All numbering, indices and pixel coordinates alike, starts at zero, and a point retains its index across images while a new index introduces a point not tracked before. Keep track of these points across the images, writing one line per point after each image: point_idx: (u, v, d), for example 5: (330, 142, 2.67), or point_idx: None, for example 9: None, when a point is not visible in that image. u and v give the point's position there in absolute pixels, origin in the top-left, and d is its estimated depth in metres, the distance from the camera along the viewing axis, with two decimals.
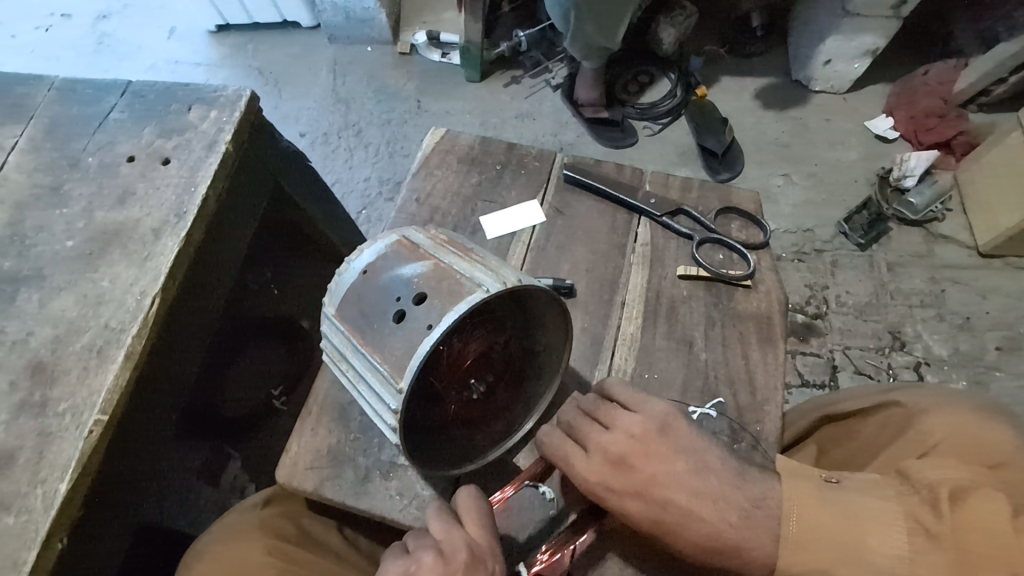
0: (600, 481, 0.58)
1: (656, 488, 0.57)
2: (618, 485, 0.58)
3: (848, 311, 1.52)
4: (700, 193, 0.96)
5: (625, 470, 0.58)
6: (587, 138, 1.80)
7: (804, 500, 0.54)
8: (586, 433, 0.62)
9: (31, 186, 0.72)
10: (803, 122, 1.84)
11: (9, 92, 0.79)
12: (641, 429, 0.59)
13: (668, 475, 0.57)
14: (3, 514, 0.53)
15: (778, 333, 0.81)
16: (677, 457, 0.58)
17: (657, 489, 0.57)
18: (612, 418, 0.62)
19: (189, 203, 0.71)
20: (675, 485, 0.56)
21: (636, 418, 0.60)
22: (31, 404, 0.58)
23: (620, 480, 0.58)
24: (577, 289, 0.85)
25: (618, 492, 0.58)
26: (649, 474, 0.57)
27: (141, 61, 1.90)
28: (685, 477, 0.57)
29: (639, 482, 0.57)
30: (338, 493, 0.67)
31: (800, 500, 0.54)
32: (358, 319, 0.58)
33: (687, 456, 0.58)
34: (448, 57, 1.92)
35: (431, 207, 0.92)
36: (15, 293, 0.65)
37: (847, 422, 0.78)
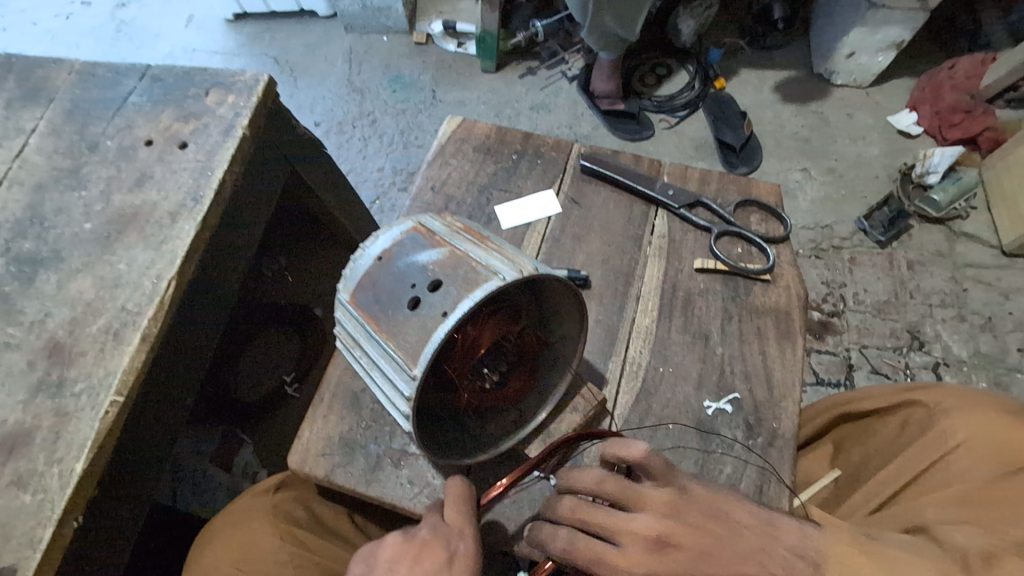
0: (591, 553, 0.55)
1: (649, 561, 0.53)
2: (610, 559, 0.54)
3: (866, 309, 1.49)
4: (718, 185, 0.94)
5: (620, 551, 0.54)
6: (603, 129, 1.78)
7: (842, 554, 0.51)
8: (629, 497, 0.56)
9: (50, 168, 0.72)
10: (823, 116, 1.81)
11: (30, 75, 0.79)
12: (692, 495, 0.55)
13: (665, 558, 0.53)
14: (19, 493, 0.54)
15: (796, 329, 0.80)
16: (683, 530, 0.53)
17: (648, 567, 0.53)
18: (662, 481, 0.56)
19: (205, 187, 0.71)
20: (672, 564, 0.52)
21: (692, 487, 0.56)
22: (49, 383, 0.59)
23: (614, 558, 0.54)
24: (592, 280, 0.84)
25: (608, 566, 0.54)
26: (644, 553, 0.53)
27: (158, 49, 1.90)
28: (690, 553, 0.53)
29: (632, 560, 0.53)
30: (349, 480, 0.67)
31: (840, 556, 0.51)
32: (373, 304, 0.57)
33: (698, 532, 0.53)
34: (464, 47, 1.91)
35: (446, 195, 0.91)
36: (34, 274, 0.65)
37: (866, 421, 0.77)
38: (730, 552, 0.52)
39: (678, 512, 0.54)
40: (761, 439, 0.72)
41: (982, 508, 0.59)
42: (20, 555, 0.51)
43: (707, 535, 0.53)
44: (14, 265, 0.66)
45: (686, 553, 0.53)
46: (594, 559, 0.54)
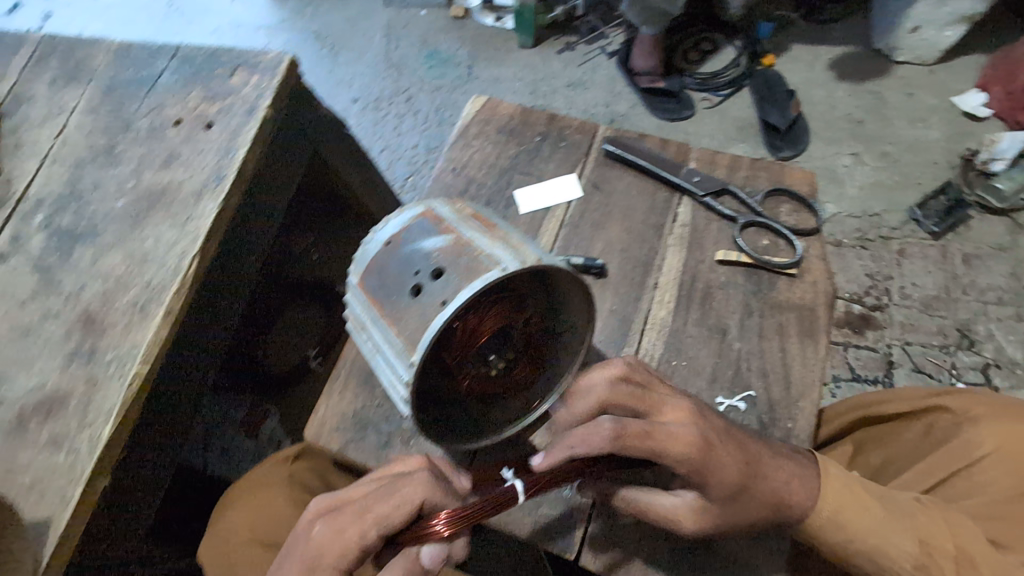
0: (643, 431, 0.53)
1: (695, 435, 0.55)
2: (660, 435, 0.54)
3: (912, 304, 1.41)
4: (749, 173, 0.90)
5: (670, 430, 0.55)
6: (640, 108, 1.73)
7: (834, 471, 0.58)
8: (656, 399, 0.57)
9: (88, 147, 0.76)
10: (879, 96, 1.69)
11: (72, 54, 0.83)
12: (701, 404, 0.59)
13: (705, 431, 0.56)
14: (55, 451, 0.58)
15: (821, 328, 0.77)
16: (707, 414, 0.58)
17: (699, 437, 0.55)
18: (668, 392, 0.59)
19: (228, 166, 0.73)
20: (713, 435, 0.56)
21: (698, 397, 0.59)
22: (82, 352, 0.63)
23: (664, 435, 0.54)
24: (609, 269, 0.82)
25: (662, 444, 0.54)
26: (690, 429, 0.55)
27: (206, 24, 1.94)
28: (720, 432, 0.56)
29: (680, 436, 0.54)
30: (360, 455, 0.70)
31: (833, 474, 0.58)
32: (379, 290, 0.58)
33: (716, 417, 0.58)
34: (501, 21, 1.88)
35: (467, 177, 0.91)
36: (72, 247, 0.69)
37: (888, 425, 0.73)
38: (748, 444, 0.57)
39: (699, 403, 0.58)
40: (775, 439, 0.71)
41: (1007, 505, 0.59)
42: (54, 510, 0.55)
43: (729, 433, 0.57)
44: (55, 239, 0.70)
45: (715, 429, 0.56)
46: (646, 441, 0.53)
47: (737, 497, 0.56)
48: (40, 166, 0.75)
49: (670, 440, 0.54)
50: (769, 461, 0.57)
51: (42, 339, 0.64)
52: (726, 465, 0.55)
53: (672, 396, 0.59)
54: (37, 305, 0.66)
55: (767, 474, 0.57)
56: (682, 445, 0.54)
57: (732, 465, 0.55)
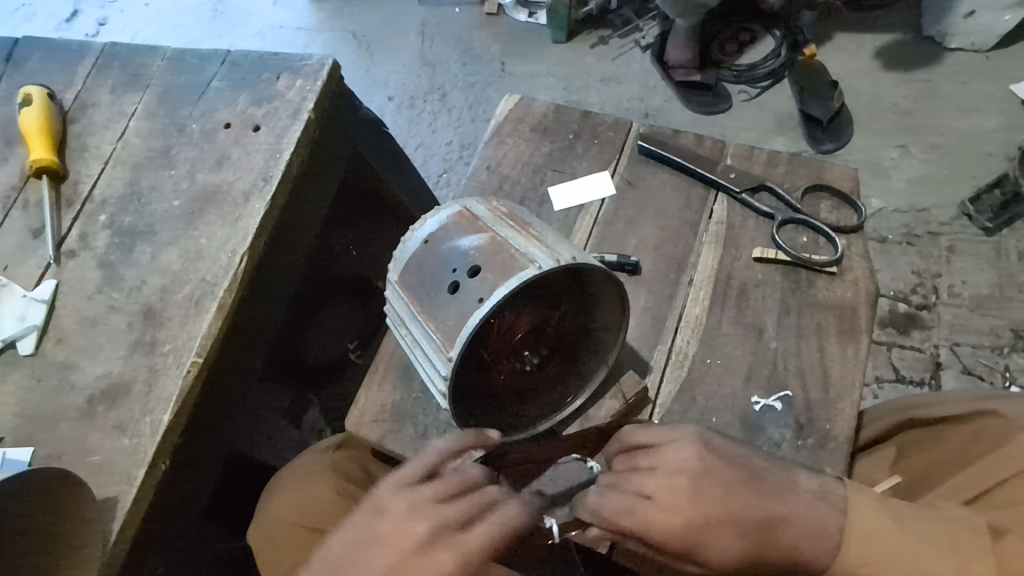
0: (624, 509, 0.54)
1: (686, 508, 0.54)
2: (643, 514, 0.54)
3: (962, 303, 1.35)
4: (788, 169, 0.88)
5: (656, 506, 0.54)
6: (675, 103, 1.70)
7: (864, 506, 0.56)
8: (641, 479, 0.56)
9: (146, 150, 0.80)
10: (929, 85, 1.62)
11: (131, 62, 0.88)
12: (688, 456, 0.56)
13: (701, 512, 0.54)
14: (121, 435, 0.63)
15: (862, 327, 0.75)
16: (710, 478, 0.55)
17: (687, 518, 0.54)
18: (656, 453, 0.57)
19: (275, 167, 0.76)
20: (712, 511, 0.54)
21: (685, 451, 0.56)
22: (144, 342, 0.68)
23: (651, 514, 0.54)
24: (643, 266, 0.82)
25: (649, 523, 0.54)
26: (681, 505, 0.54)
27: (250, 27, 2.00)
28: (719, 492, 0.55)
29: (667, 513, 0.54)
30: (398, 446, 0.72)
31: (862, 511, 0.56)
32: (417, 287, 0.60)
33: (721, 479, 0.55)
34: (534, 17, 1.88)
35: (501, 175, 0.92)
36: (133, 245, 0.74)
37: (932, 429, 0.71)
38: (751, 494, 0.56)
39: (702, 461, 0.56)
40: (812, 440, 0.70)
41: None
42: (120, 489, 0.60)
43: (727, 478, 0.56)
44: (118, 237, 0.75)
45: (714, 499, 0.55)
46: (629, 519, 0.54)
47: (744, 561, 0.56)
48: (104, 168, 0.80)
49: (655, 517, 0.54)
50: (778, 508, 0.56)
51: (107, 330, 0.69)
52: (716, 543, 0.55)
53: (669, 454, 0.57)
54: (102, 299, 0.71)
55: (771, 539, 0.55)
56: (664, 523, 0.54)
57: (726, 544, 0.55)
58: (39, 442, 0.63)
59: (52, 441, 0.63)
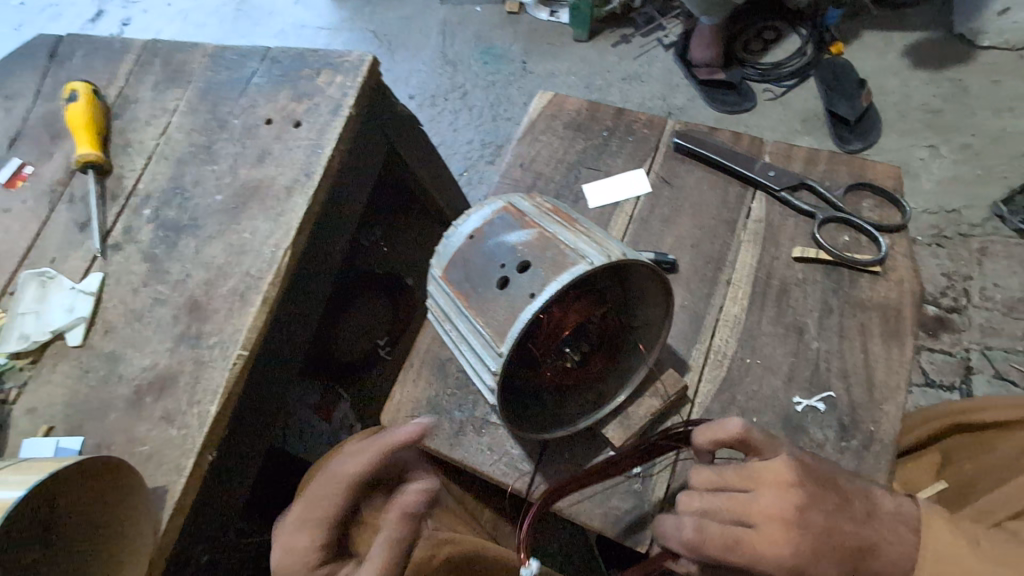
0: (728, 541, 0.52)
1: (791, 540, 0.51)
2: (747, 546, 0.52)
3: (994, 306, 1.33)
4: (827, 167, 0.87)
5: (759, 533, 0.52)
6: (700, 101, 1.69)
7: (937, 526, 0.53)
8: (739, 505, 0.54)
9: (188, 145, 0.81)
10: (960, 84, 1.59)
11: (172, 59, 0.89)
12: (789, 477, 0.53)
13: (803, 543, 0.51)
14: (168, 426, 0.64)
15: (907, 328, 0.74)
16: (811, 505, 0.52)
17: (792, 546, 0.51)
18: (752, 474, 0.54)
19: (316, 163, 0.77)
20: (814, 541, 0.51)
21: (783, 468, 0.53)
22: (190, 335, 0.69)
23: (754, 541, 0.52)
24: (680, 264, 0.82)
25: (755, 553, 0.51)
26: (783, 532, 0.51)
27: (273, 27, 2.01)
28: (822, 523, 0.52)
29: (773, 542, 0.51)
30: (434, 441, 0.72)
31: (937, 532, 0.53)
32: (463, 282, 0.60)
33: (822, 507, 0.52)
34: (556, 15, 1.88)
35: (534, 172, 0.91)
36: (177, 239, 0.75)
37: (982, 434, 0.71)
38: (848, 521, 0.53)
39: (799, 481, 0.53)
40: (856, 442, 0.69)
41: None
42: (170, 479, 0.61)
43: (828, 505, 0.53)
44: (162, 230, 0.76)
45: (813, 528, 0.52)
46: (730, 547, 0.52)
47: None
48: (147, 163, 0.81)
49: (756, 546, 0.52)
50: (869, 534, 0.53)
51: (153, 323, 0.70)
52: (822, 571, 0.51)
53: (768, 468, 0.54)
54: (147, 292, 0.72)
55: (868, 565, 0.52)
56: (769, 554, 0.51)
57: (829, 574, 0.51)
58: (89, 432, 0.65)
59: (101, 431, 0.65)
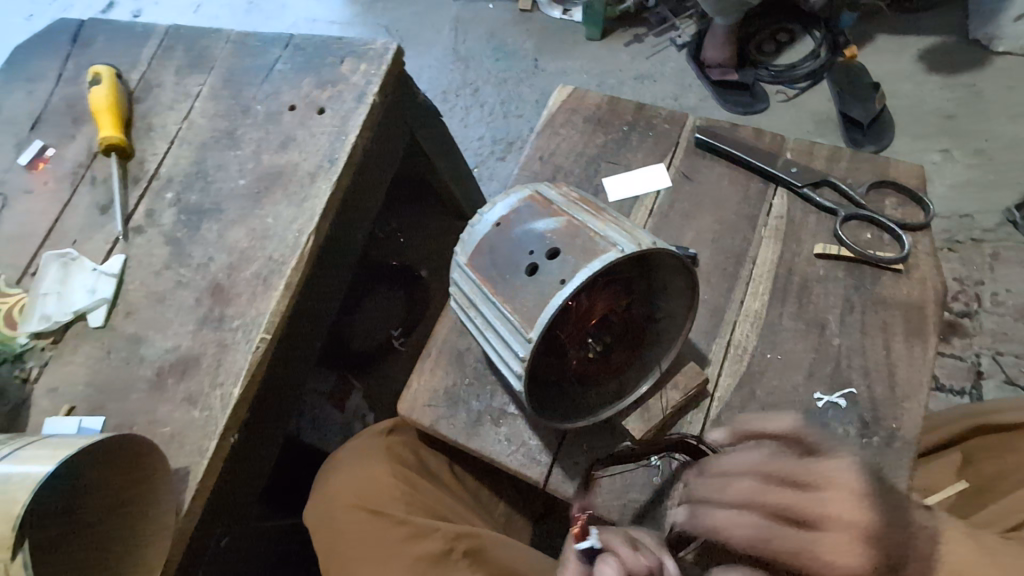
0: (795, 548, 0.44)
1: (877, 562, 0.42)
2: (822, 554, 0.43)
3: (1006, 312, 1.32)
4: (849, 165, 0.87)
5: (836, 546, 0.43)
6: (711, 102, 1.69)
7: None
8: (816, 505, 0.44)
9: (211, 130, 0.81)
10: (976, 89, 1.58)
11: (194, 45, 0.89)
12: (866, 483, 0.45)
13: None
14: (190, 407, 0.64)
15: (929, 327, 0.74)
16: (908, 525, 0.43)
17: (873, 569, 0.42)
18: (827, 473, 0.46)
19: (339, 150, 0.77)
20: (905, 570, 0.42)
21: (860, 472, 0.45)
22: (213, 318, 0.69)
23: (826, 554, 0.43)
24: (700, 259, 0.82)
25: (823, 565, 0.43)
26: (859, 546, 0.42)
27: (285, 20, 2.01)
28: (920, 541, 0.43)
29: (853, 556, 0.42)
30: (452, 431, 0.72)
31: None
32: (490, 269, 0.60)
33: (923, 526, 0.43)
34: (569, 14, 1.87)
35: (554, 165, 0.91)
36: (199, 223, 0.75)
37: (1001, 436, 0.72)
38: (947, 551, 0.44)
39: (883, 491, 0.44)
40: (877, 439, 0.69)
41: None
42: (192, 460, 0.61)
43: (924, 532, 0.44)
44: (184, 214, 0.76)
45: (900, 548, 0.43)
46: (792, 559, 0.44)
47: None
48: (170, 147, 0.81)
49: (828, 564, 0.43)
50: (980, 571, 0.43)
51: (175, 305, 0.70)
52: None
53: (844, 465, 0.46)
54: (170, 275, 0.72)
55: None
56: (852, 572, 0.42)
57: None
58: (110, 412, 0.65)
59: (123, 411, 0.65)
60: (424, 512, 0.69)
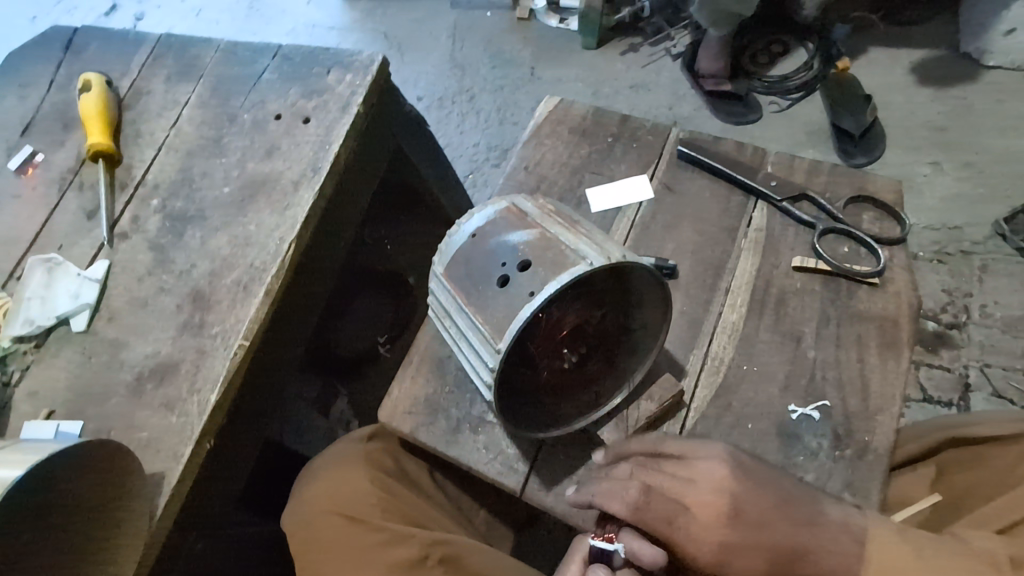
0: (664, 516, 0.57)
1: (718, 528, 0.56)
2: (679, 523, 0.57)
3: (994, 324, 1.33)
4: (830, 179, 0.88)
5: (693, 519, 0.57)
6: (704, 112, 1.70)
7: (882, 540, 0.55)
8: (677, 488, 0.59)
9: (198, 138, 0.82)
10: (966, 102, 1.60)
11: (185, 53, 0.90)
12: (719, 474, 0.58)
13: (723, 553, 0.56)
14: (168, 413, 0.65)
15: (904, 340, 0.75)
16: (742, 497, 0.57)
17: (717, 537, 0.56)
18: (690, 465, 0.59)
19: (323, 159, 0.78)
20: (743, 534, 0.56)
21: (716, 467, 0.58)
22: (193, 324, 0.70)
23: (687, 525, 0.57)
24: (680, 271, 0.82)
25: (685, 534, 0.57)
26: (711, 523, 0.57)
27: (284, 25, 2.03)
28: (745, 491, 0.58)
29: (704, 528, 0.57)
30: (430, 438, 0.73)
31: (879, 538, 0.56)
32: (465, 280, 0.61)
33: (757, 501, 0.57)
34: (566, 22, 1.89)
35: (539, 175, 0.92)
36: (184, 229, 0.76)
37: (976, 448, 0.71)
38: (786, 520, 0.57)
39: (732, 474, 0.58)
40: (850, 451, 0.69)
41: None
42: (167, 466, 0.62)
43: (763, 502, 0.57)
44: (168, 221, 0.77)
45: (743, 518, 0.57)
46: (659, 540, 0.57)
47: None
48: (157, 154, 0.82)
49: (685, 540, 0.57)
50: (803, 538, 0.56)
51: (157, 311, 0.71)
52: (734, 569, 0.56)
53: (708, 456, 0.60)
54: (153, 280, 0.73)
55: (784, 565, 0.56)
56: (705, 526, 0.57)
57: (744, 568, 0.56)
58: (89, 417, 0.65)
59: (102, 416, 0.65)
60: (401, 518, 0.69)
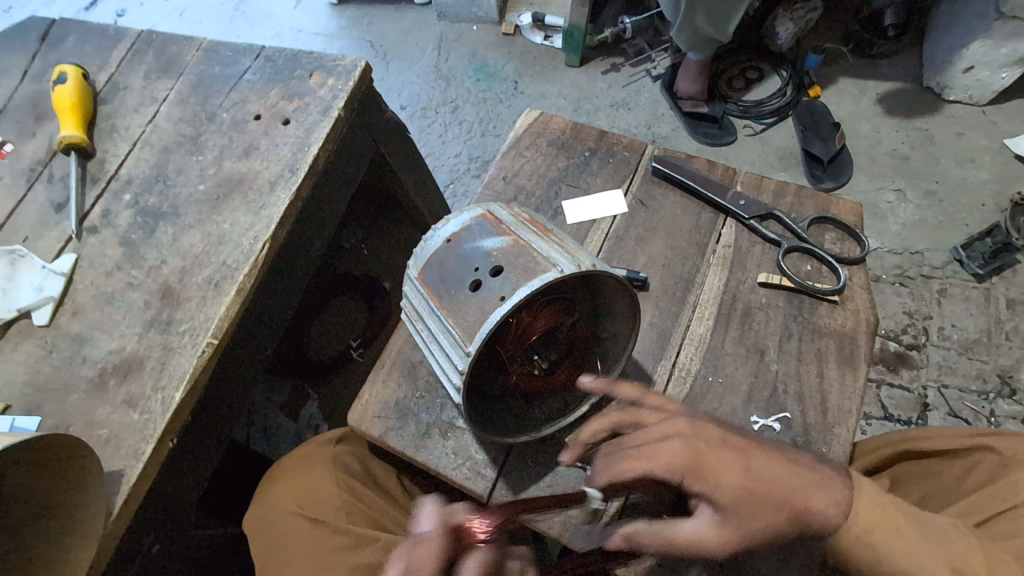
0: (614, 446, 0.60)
1: (673, 429, 0.58)
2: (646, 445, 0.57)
3: (951, 346, 1.38)
4: (795, 199, 0.92)
5: (651, 435, 0.58)
6: (681, 132, 1.75)
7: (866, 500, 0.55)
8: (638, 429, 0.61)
9: (175, 135, 0.82)
10: (927, 134, 1.67)
11: (165, 50, 0.90)
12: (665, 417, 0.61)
13: (698, 447, 0.56)
14: (130, 411, 0.64)
15: (861, 356, 0.77)
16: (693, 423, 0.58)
17: (682, 438, 0.56)
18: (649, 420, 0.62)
19: (301, 161, 0.78)
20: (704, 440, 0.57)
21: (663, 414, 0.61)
22: (160, 321, 0.69)
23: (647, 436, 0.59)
24: (651, 283, 0.84)
25: (641, 454, 0.57)
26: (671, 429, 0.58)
27: (269, 29, 2.03)
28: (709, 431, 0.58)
29: (663, 435, 0.58)
30: (399, 442, 0.72)
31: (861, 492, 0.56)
32: (438, 283, 0.62)
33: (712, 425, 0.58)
34: (550, 40, 1.93)
35: (517, 186, 0.94)
36: (155, 226, 0.75)
37: (929, 461, 0.74)
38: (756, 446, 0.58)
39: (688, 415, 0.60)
40: None
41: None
42: (127, 463, 0.61)
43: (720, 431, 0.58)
44: (140, 217, 0.76)
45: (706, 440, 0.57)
46: (633, 462, 0.56)
47: (757, 515, 0.54)
48: (131, 149, 0.81)
49: (655, 450, 0.56)
50: (789, 480, 0.55)
51: (124, 306, 0.70)
52: (723, 475, 0.55)
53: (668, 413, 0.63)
54: (121, 276, 0.72)
55: (782, 491, 0.54)
56: (663, 450, 0.56)
57: (727, 470, 0.55)
58: (47, 413, 0.64)
59: (60, 412, 0.64)
60: (364, 522, 0.69)
